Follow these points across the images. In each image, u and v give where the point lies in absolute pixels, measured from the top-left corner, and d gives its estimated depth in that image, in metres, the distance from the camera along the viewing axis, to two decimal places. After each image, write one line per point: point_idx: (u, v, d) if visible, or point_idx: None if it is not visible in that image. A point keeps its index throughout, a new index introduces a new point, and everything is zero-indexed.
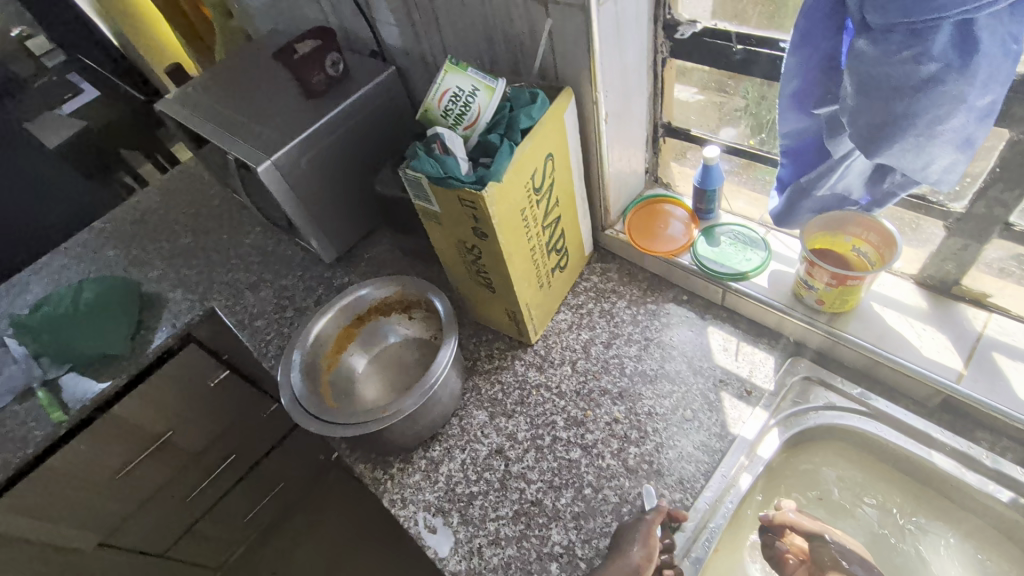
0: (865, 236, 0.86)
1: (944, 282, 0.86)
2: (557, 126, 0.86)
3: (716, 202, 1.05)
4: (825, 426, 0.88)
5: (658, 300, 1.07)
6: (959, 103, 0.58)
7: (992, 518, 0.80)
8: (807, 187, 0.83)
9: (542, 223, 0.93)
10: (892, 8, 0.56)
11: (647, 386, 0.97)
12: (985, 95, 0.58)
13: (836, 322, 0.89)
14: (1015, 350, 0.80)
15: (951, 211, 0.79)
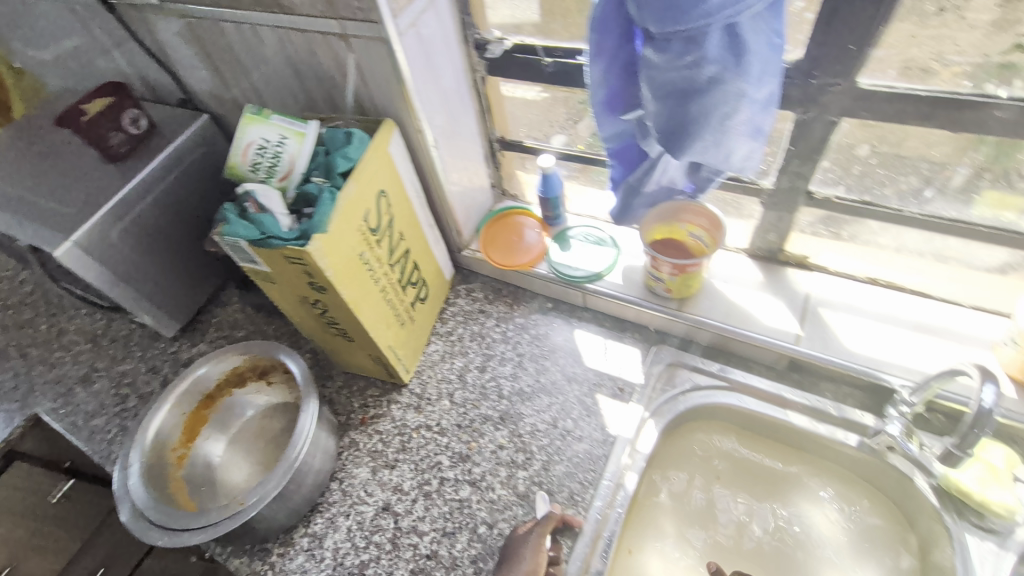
0: (696, 221, 0.90)
1: (771, 252, 0.91)
2: (384, 160, 0.82)
3: (561, 208, 1.07)
4: (696, 408, 0.90)
5: (525, 313, 1.07)
6: (739, 99, 0.57)
7: (851, 465, 0.84)
8: (635, 184, 0.84)
9: (389, 261, 0.88)
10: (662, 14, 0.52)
11: (526, 404, 0.95)
12: (762, 85, 0.57)
13: (687, 306, 0.92)
14: (837, 304, 0.86)
15: (762, 188, 0.82)
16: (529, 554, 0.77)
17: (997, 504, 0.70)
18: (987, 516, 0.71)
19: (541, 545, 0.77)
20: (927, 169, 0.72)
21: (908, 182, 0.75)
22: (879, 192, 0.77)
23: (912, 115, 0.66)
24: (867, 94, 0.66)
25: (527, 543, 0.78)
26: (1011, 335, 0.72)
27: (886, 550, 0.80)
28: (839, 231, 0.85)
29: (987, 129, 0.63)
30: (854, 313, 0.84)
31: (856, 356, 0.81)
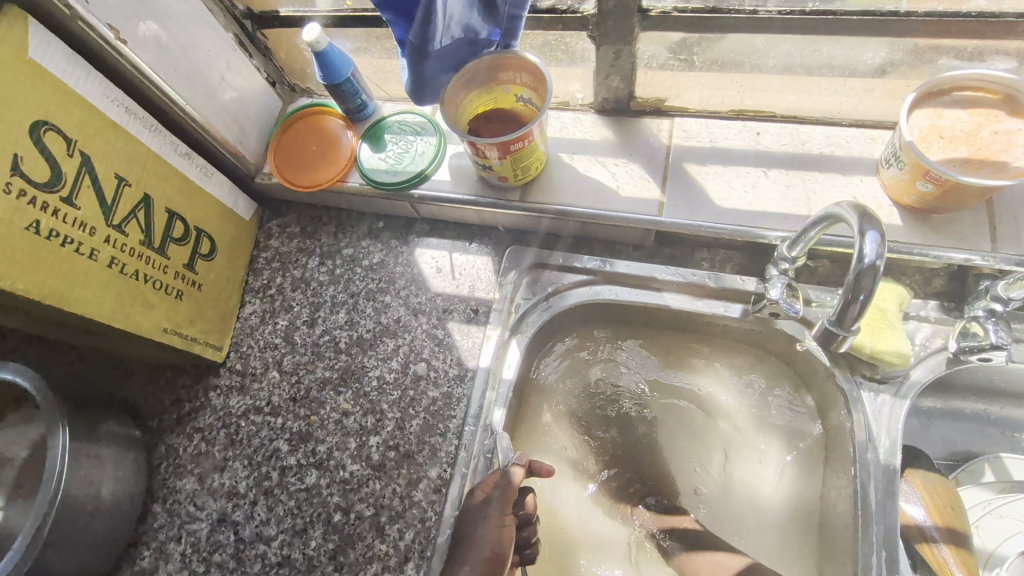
0: (519, 80, 0.67)
1: (619, 102, 0.72)
2: (21, 74, 0.54)
3: (362, 93, 0.81)
4: (567, 310, 0.75)
5: (353, 240, 0.85)
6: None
7: (738, 337, 0.73)
8: (418, 44, 0.58)
9: (108, 221, 0.62)
10: None
11: (369, 354, 0.77)
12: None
13: (532, 193, 0.73)
14: (703, 152, 0.69)
15: (584, 16, 0.61)
16: (485, 536, 0.62)
17: (891, 351, 0.60)
18: (880, 367, 0.62)
19: (503, 520, 0.63)
20: None
21: None
22: None
23: None
24: None
25: (485, 519, 0.63)
26: (893, 154, 0.58)
27: (783, 417, 0.73)
28: (689, 58, 0.66)
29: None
30: (722, 160, 0.68)
31: (723, 214, 0.66)
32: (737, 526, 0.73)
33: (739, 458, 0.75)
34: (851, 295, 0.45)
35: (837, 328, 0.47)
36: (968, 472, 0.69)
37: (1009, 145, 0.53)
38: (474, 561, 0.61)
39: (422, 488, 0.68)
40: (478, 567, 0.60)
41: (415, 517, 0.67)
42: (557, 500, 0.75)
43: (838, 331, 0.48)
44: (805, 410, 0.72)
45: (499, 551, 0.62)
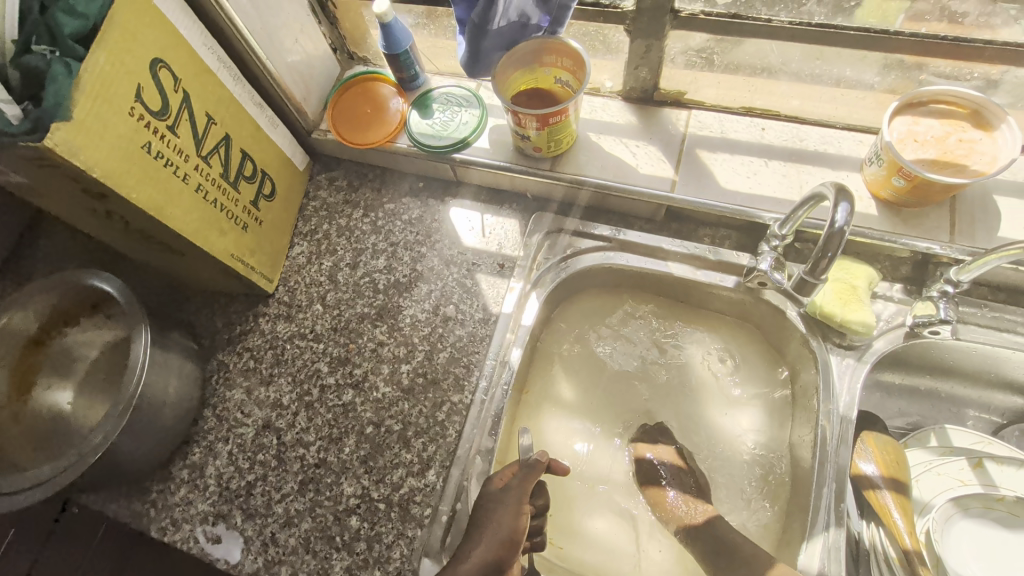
0: (560, 63, 0.77)
1: (644, 92, 0.82)
2: (148, 17, 0.64)
3: (416, 65, 0.90)
4: (580, 272, 0.85)
5: (394, 197, 0.95)
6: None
7: (727, 308, 0.84)
8: (480, 23, 0.70)
9: (198, 152, 0.72)
10: None
11: (404, 295, 0.87)
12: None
13: (560, 165, 0.83)
14: (714, 141, 0.79)
15: (623, 12, 0.71)
16: (501, 519, 0.66)
17: (857, 322, 0.71)
18: (848, 334, 0.72)
19: (521, 507, 0.67)
20: None
21: None
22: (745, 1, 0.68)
23: None
24: None
25: (501, 506, 0.67)
26: (876, 153, 0.69)
27: (763, 381, 0.83)
28: (710, 57, 0.79)
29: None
30: (730, 149, 0.78)
31: (728, 195, 0.76)
32: (713, 478, 0.81)
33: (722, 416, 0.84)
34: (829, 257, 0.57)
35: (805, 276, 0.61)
36: (916, 438, 0.78)
37: (971, 153, 0.64)
38: (490, 538, 0.64)
39: (445, 410, 0.78)
40: (493, 546, 0.63)
41: (436, 433, 0.77)
42: (559, 436, 0.84)
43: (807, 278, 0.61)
44: (779, 375, 0.83)
45: (513, 536, 0.64)
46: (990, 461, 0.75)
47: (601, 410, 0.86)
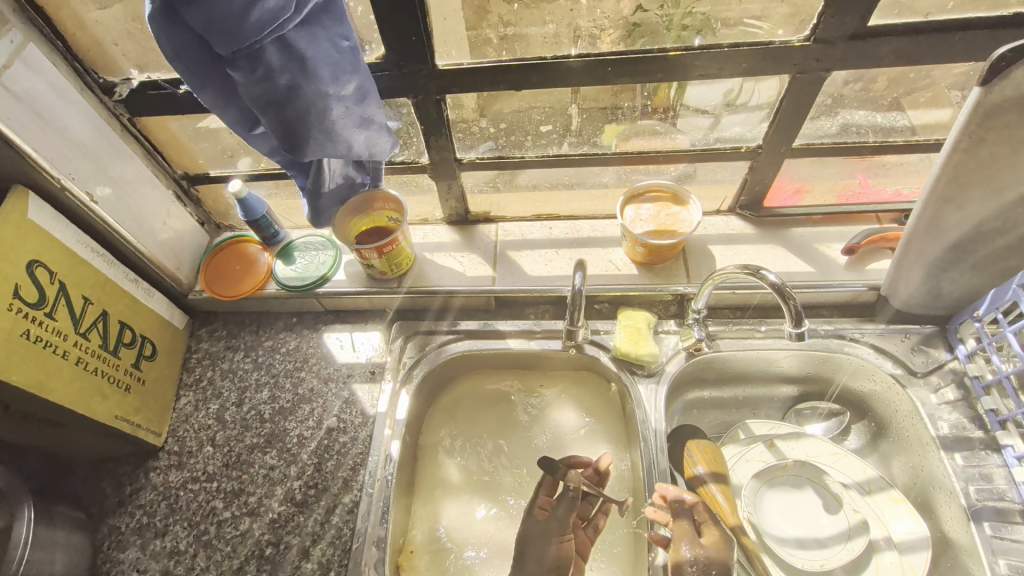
0: (388, 207, 0.99)
1: (460, 215, 1.06)
2: (23, 230, 0.77)
3: (275, 224, 1.09)
4: (439, 365, 1.00)
5: (272, 334, 1.08)
6: (324, 98, 0.66)
7: (566, 367, 1.04)
8: (314, 188, 0.88)
9: (76, 330, 0.82)
10: (229, 37, 0.58)
11: (289, 418, 0.97)
12: (347, 82, 0.67)
13: (405, 281, 1.02)
14: (517, 242, 1.03)
15: (422, 165, 0.95)
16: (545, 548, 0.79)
17: (648, 354, 0.92)
18: (646, 366, 0.93)
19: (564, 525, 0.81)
20: (519, 125, 0.90)
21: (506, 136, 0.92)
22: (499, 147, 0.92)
23: (486, 84, 0.79)
24: (440, 74, 0.78)
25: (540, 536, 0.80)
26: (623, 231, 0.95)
27: (608, 421, 1.01)
28: (493, 185, 1.01)
29: (534, 83, 0.79)
30: (530, 246, 1.03)
31: (535, 279, 0.99)
32: (587, 516, 0.92)
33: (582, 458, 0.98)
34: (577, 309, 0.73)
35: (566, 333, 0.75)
36: (729, 437, 0.98)
37: (676, 222, 0.91)
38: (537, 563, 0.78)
39: (337, 512, 0.86)
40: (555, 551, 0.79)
41: (332, 536, 0.84)
42: (451, 512, 0.93)
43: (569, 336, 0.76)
44: (617, 413, 1.01)
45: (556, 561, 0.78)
46: (780, 440, 0.96)
47: (487, 481, 0.96)
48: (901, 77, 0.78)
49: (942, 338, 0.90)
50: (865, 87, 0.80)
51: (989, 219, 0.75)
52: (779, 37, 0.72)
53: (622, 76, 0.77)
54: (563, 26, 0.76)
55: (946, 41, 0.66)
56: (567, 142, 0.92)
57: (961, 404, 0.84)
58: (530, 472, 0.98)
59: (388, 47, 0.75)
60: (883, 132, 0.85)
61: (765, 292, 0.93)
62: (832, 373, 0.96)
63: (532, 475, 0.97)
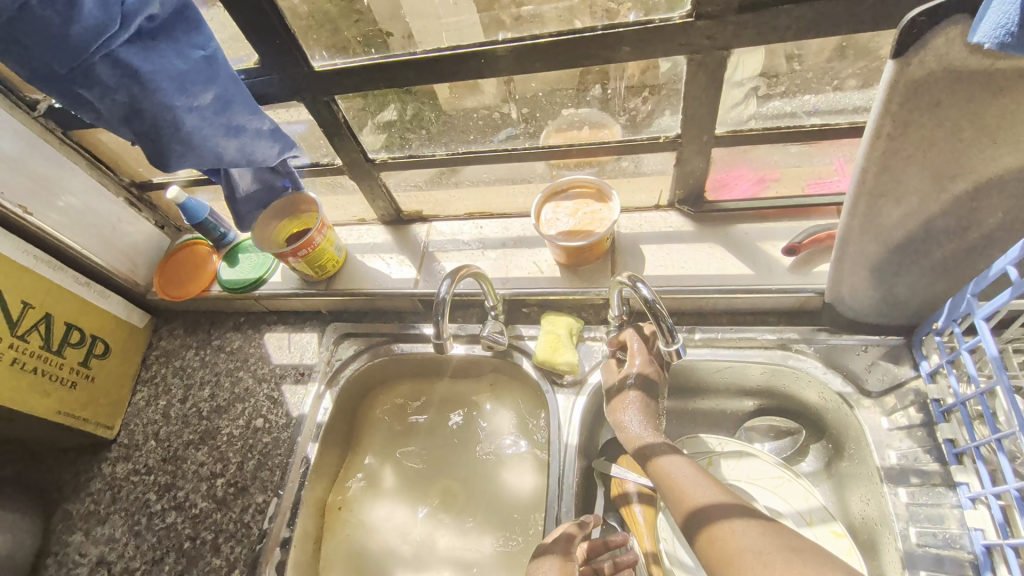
0: (313, 209, 0.97)
1: (391, 215, 1.04)
2: None
3: (221, 226, 1.11)
4: (365, 369, 0.99)
5: (221, 333, 1.12)
6: (172, 110, 0.68)
7: (502, 372, 0.98)
8: (228, 193, 0.90)
9: (13, 333, 0.89)
10: (70, 56, 0.62)
11: (223, 416, 1.01)
12: (200, 92, 0.68)
13: (334, 282, 1.02)
14: (445, 242, 1.01)
15: (338, 167, 0.94)
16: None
17: (565, 362, 0.86)
18: (564, 375, 0.87)
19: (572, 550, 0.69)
20: (424, 125, 0.87)
21: (418, 135, 0.89)
22: (410, 145, 0.90)
23: (365, 83, 0.77)
24: (318, 76, 0.76)
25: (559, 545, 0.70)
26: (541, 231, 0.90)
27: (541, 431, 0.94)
28: (417, 185, 0.99)
29: (410, 80, 0.76)
30: (458, 246, 1.00)
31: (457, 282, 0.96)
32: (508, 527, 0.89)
33: (510, 466, 0.93)
34: (439, 318, 0.70)
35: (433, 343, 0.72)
36: None
37: (594, 220, 0.84)
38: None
39: (250, 512, 0.89)
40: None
41: (242, 534, 0.87)
42: (371, 514, 0.92)
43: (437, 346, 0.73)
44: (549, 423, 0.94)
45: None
46: (720, 458, 0.84)
47: (410, 487, 0.95)
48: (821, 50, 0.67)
49: (908, 353, 0.76)
50: (778, 65, 0.70)
51: (938, 216, 0.63)
52: (656, 16, 0.65)
53: (497, 67, 0.72)
54: (428, 19, 0.72)
55: (835, 8, 0.58)
56: (473, 132, 0.87)
57: (916, 432, 0.71)
58: (457, 480, 0.94)
59: (261, 52, 0.74)
60: (819, 115, 0.74)
61: (701, 298, 0.83)
62: (786, 387, 0.83)
63: (457, 483, 0.94)
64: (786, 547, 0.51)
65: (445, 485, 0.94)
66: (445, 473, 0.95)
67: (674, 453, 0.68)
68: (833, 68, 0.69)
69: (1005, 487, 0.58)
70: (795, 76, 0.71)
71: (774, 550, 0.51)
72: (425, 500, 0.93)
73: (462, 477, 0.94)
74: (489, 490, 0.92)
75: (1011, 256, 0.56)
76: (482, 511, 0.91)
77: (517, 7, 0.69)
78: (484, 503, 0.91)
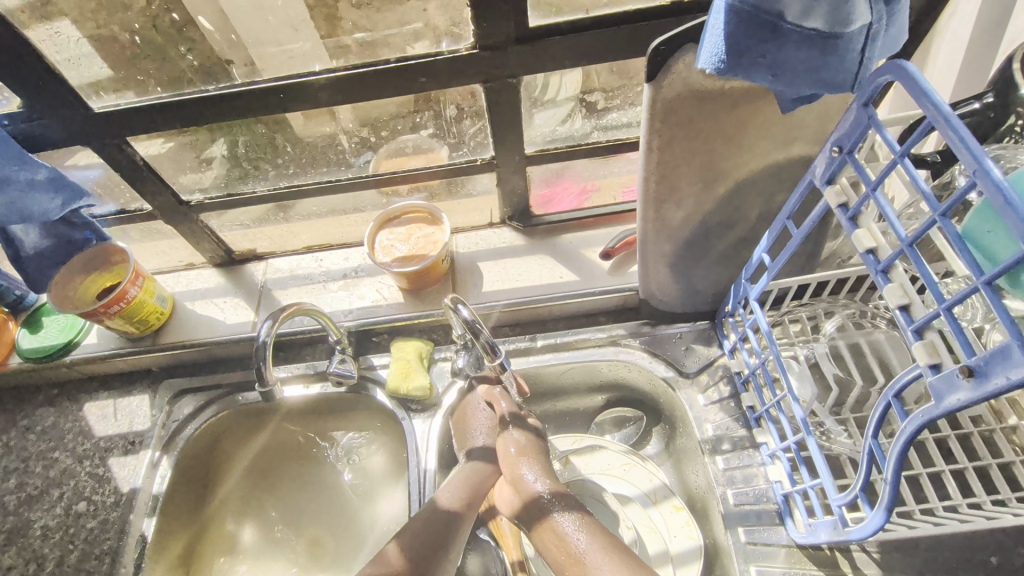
0: (126, 260, 0.88)
1: (222, 258, 0.98)
2: None
3: (15, 288, 0.97)
4: (208, 427, 0.90)
5: (28, 410, 0.97)
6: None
7: (363, 409, 0.93)
8: (11, 251, 0.80)
9: None
10: None
11: (35, 507, 0.87)
12: None
13: (161, 336, 0.94)
14: (285, 279, 0.97)
15: (149, 212, 0.86)
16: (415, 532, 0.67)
17: (416, 387, 0.86)
18: (418, 401, 0.86)
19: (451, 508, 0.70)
20: (240, 161, 0.83)
21: (234, 172, 0.85)
22: (228, 183, 0.85)
23: (159, 123, 0.72)
24: (100, 117, 0.70)
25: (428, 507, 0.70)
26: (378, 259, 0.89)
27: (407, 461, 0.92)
28: (245, 224, 0.94)
29: (208, 118, 0.72)
30: (298, 282, 0.96)
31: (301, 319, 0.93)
32: None
33: (377, 501, 0.91)
34: (261, 363, 0.69)
35: (257, 389, 0.70)
36: None
37: (427, 244, 0.86)
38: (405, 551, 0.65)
39: None
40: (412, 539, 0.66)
41: None
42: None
43: (263, 393, 0.71)
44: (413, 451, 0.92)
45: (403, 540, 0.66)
46: (575, 456, 0.87)
47: (273, 543, 0.89)
48: (598, 75, 0.75)
49: (716, 334, 0.86)
50: (568, 88, 0.77)
51: (711, 215, 0.72)
52: (447, 50, 0.68)
53: (301, 101, 0.71)
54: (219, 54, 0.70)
55: (593, 40, 0.65)
56: (294, 166, 0.85)
57: (728, 403, 0.81)
58: (324, 526, 0.90)
59: (22, 95, 0.67)
60: (613, 131, 0.82)
61: (536, 307, 0.88)
62: (629, 377, 0.89)
63: (325, 529, 0.90)
64: (611, 550, 0.62)
65: (310, 534, 0.89)
66: (310, 521, 0.91)
67: (528, 438, 0.76)
68: (612, 92, 0.78)
69: (788, 442, 0.68)
70: (582, 98, 0.79)
71: (600, 551, 0.62)
72: (289, 555, 0.88)
73: (327, 522, 0.90)
74: (357, 529, 0.89)
75: (762, 246, 0.65)
76: (352, 552, 0.88)
77: (337, 35, 0.70)
78: (353, 545, 0.88)
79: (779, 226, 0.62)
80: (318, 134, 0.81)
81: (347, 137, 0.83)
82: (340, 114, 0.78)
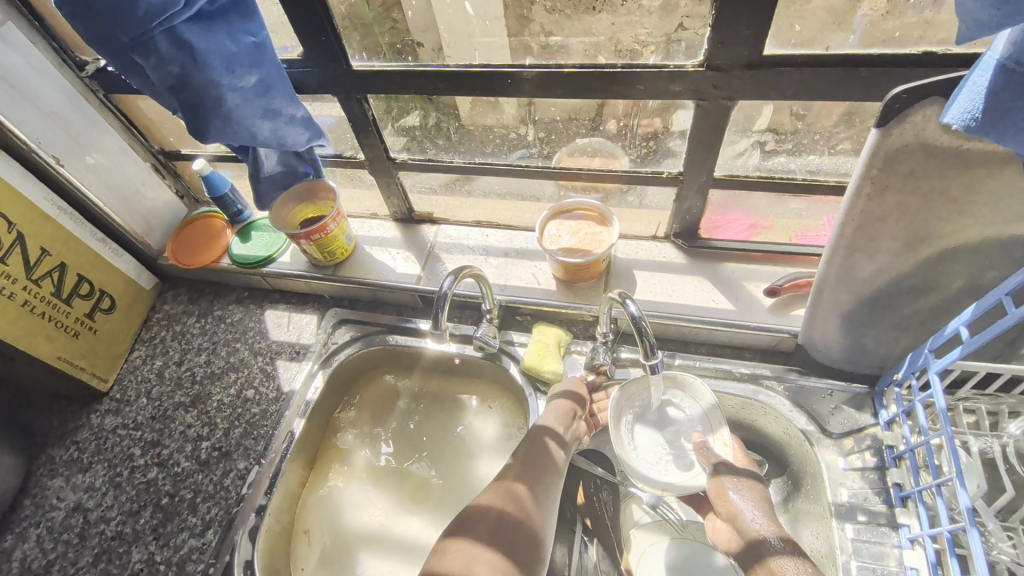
0: (331, 198, 1.02)
1: (404, 214, 1.09)
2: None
3: (239, 203, 1.15)
4: (358, 356, 1.02)
5: (224, 304, 1.16)
6: (218, 87, 0.72)
7: (492, 376, 1.01)
8: (252, 171, 0.95)
9: (28, 275, 0.93)
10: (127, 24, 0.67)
11: (215, 383, 1.04)
12: (245, 75, 0.73)
13: (341, 269, 1.07)
14: (452, 245, 1.06)
15: (361, 160, 0.99)
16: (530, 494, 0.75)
17: (550, 371, 0.90)
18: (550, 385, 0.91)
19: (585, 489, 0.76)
20: (446, 133, 0.93)
21: (439, 142, 0.94)
22: (431, 150, 0.96)
23: (396, 86, 0.83)
24: (355, 75, 0.82)
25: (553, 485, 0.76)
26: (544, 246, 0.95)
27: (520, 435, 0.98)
28: (431, 188, 1.05)
29: (439, 90, 0.82)
30: (463, 250, 1.05)
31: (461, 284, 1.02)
32: None
33: (486, 464, 0.97)
34: (438, 311, 0.77)
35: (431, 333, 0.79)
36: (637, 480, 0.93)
37: (594, 241, 0.90)
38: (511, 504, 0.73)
39: (230, 477, 0.92)
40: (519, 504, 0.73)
41: (220, 497, 0.91)
42: (349, 493, 0.96)
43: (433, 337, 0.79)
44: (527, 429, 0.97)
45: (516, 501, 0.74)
46: None
47: (387, 473, 0.98)
48: (813, 113, 0.74)
49: (870, 402, 0.81)
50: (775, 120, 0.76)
51: (905, 276, 0.68)
52: (671, 62, 0.71)
53: (520, 90, 0.78)
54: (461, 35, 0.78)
55: (825, 77, 0.65)
56: (490, 146, 0.93)
57: (870, 474, 0.76)
58: (434, 472, 0.97)
59: (305, 46, 0.80)
60: (811, 170, 0.80)
61: (684, 326, 0.88)
62: (759, 419, 0.87)
63: (435, 475, 0.97)
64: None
65: (421, 475, 0.97)
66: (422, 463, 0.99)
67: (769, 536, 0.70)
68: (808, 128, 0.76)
69: (938, 530, 0.63)
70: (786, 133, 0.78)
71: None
72: (400, 487, 0.96)
73: (437, 470, 0.97)
74: (463, 483, 0.96)
75: (964, 317, 0.61)
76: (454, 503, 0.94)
77: (522, 34, 0.76)
78: (456, 497, 0.94)
79: (992, 300, 0.58)
80: (523, 123, 0.89)
81: (546, 130, 0.89)
82: (548, 106, 0.85)
